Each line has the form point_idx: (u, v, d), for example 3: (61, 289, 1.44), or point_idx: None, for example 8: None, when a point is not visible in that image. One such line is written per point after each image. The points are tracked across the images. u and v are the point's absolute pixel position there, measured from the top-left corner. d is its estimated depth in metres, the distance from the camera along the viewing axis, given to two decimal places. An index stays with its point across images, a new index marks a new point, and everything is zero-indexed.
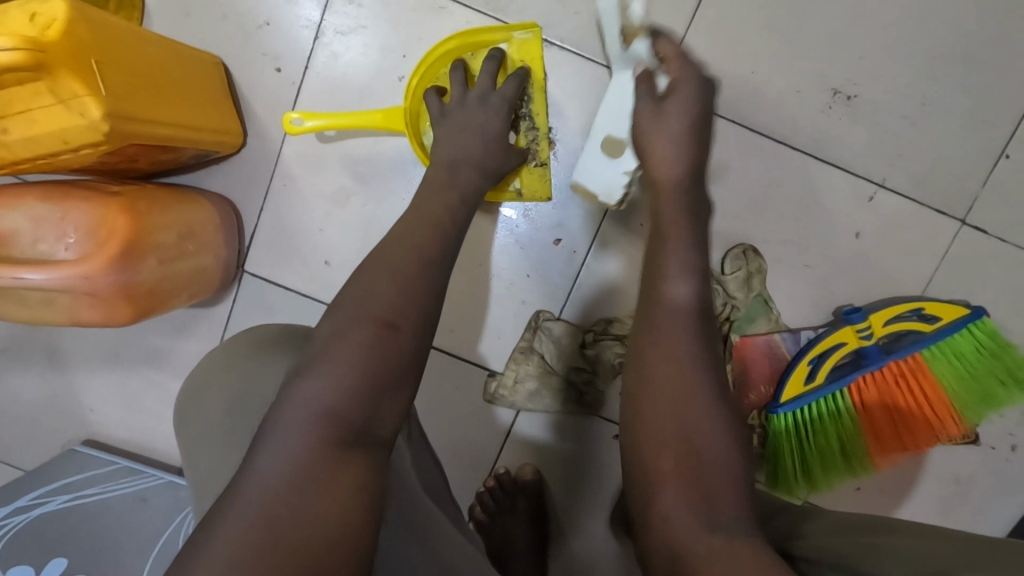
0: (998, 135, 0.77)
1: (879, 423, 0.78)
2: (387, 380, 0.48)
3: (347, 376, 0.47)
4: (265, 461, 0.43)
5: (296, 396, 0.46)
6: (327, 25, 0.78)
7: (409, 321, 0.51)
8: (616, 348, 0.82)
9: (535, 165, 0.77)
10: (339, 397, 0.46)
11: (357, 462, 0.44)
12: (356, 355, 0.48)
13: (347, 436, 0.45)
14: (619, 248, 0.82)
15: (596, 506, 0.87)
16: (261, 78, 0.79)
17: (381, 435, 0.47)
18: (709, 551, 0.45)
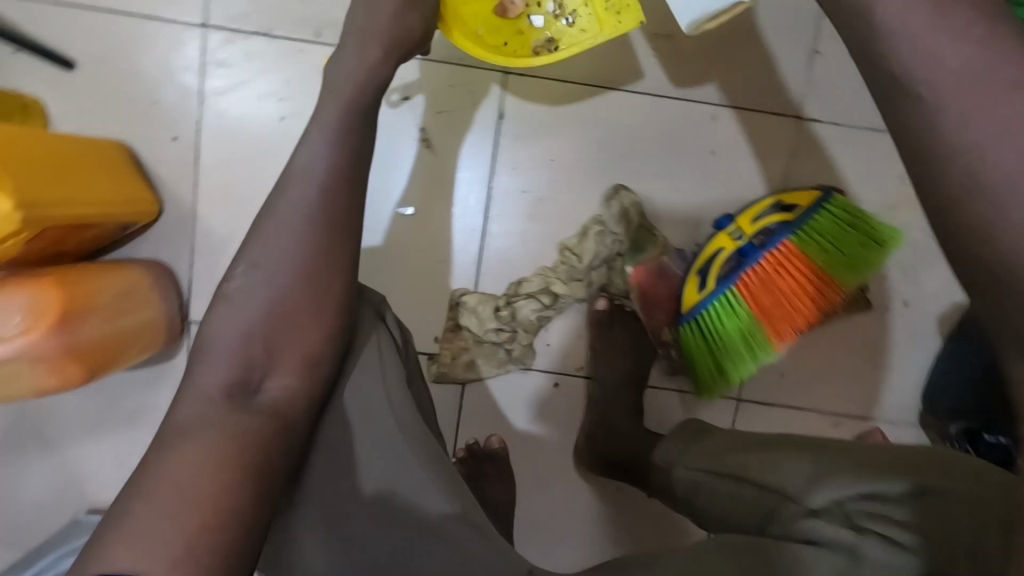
0: (806, 36, 0.87)
1: (771, 312, 0.84)
2: (264, 334, 0.56)
3: (227, 338, 0.55)
4: (183, 410, 0.53)
5: (207, 357, 0.55)
6: (207, 90, 0.88)
7: (262, 282, 0.56)
8: (531, 305, 0.90)
9: (567, 25, 0.81)
10: (220, 362, 0.55)
11: (234, 414, 0.52)
12: (232, 322, 0.56)
13: (231, 393, 0.54)
14: (511, 218, 0.91)
15: (555, 450, 0.96)
16: (163, 150, 0.89)
17: (267, 386, 0.55)
18: None
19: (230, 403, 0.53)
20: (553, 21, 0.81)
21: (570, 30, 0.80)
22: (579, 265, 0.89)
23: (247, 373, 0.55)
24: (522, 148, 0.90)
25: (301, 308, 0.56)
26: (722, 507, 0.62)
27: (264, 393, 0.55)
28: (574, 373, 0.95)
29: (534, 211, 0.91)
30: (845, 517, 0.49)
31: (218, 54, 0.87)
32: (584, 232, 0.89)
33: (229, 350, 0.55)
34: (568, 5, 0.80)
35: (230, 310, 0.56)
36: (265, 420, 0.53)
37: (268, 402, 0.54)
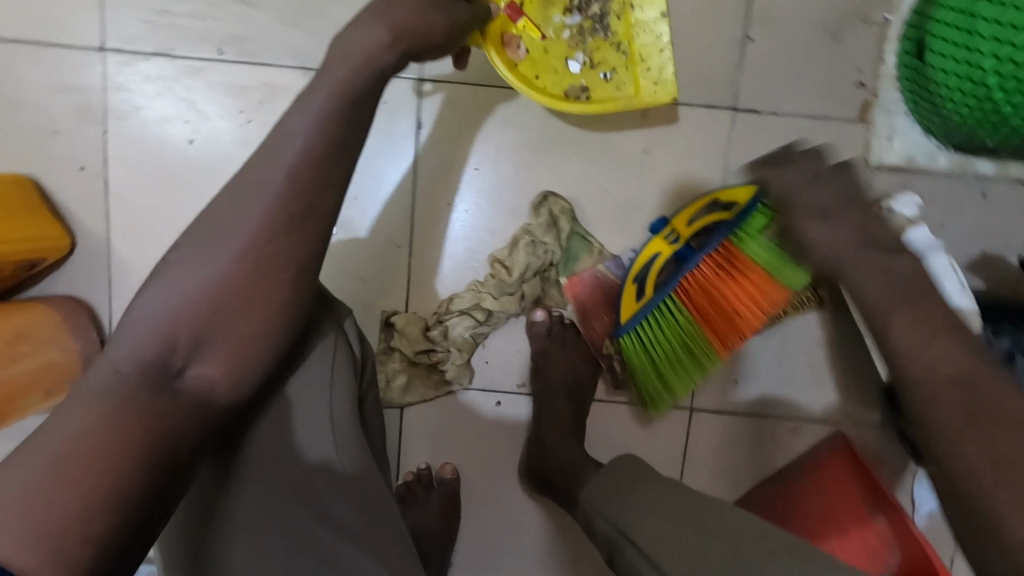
0: (736, 22, 0.81)
1: (711, 317, 0.80)
2: (205, 315, 0.50)
3: (166, 302, 0.49)
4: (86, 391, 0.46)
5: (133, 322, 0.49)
6: (109, 115, 0.83)
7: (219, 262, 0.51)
8: (464, 323, 0.86)
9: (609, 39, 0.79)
10: (148, 332, 0.48)
11: (155, 399, 0.47)
12: (175, 290, 0.50)
13: (148, 373, 0.47)
14: (435, 232, 0.86)
15: (502, 471, 0.92)
16: (68, 181, 0.85)
17: (194, 369, 0.49)
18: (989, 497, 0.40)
19: (153, 386, 0.47)
20: (587, 70, 0.80)
21: (606, 84, 0.79)
22: (509, 278, 0.84)
23: (169, 353, 0.49)
24: (444, 155, 0.84)
25: (252, 293, 0.51)
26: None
27: (185, 379, 0.49)
28: (517, 390, 0.90)
29: (460, 223, 0.86)
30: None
31: (119, 77, 0.83)
32: (514, 243, 0.84)
33: (157, 323, 0.49)
34: (613, 36, 0.79)
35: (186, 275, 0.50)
36: (196, 413, 0.49)
37: (192, 393, 0.49)
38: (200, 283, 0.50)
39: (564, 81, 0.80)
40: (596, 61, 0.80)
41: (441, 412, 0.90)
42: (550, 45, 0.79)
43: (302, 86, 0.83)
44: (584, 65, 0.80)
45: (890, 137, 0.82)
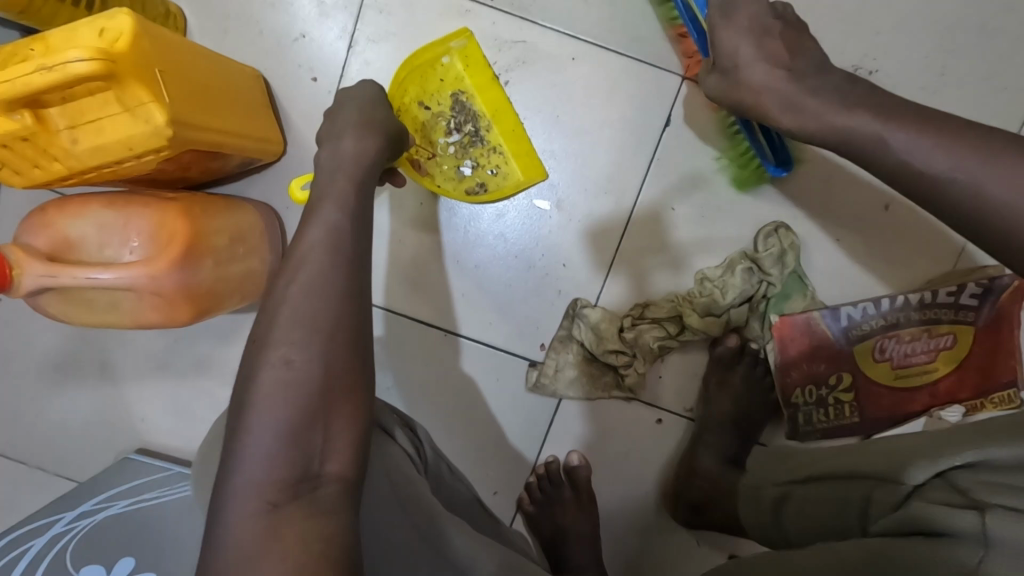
0: (1022, 101, 0.79)
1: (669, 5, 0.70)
2: (306, 416, 0.47)
3: (262, 422, 0.46)
4: (234, 536, 0.43)
5: (244, 454, 0.45)
6: (359, 34, 0.81)
7: (311, 353, 0.49)
8: (655, 332, 0.82)
9: (488, 193, 0.83)
10: (265, 455, 0.45)
11: (301, 511, 0.43)
12: (277, 402, 0.47)
13: (287, 487, 0.44)
14: (649, 234, 0.84)
15: (642, 491, 0.88)
16: (299, 88, 0.82)
17: (327, 471, 0.46)
18: None
19: (291, 499, 0.44)
20: (475, 171, 0.83)
21: (495, 177, 0.83)
22: (721, 300, 0.81)
23: (294, 465, 0.45)
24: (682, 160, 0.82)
25: (344, 376, 0.49)
26: (811, 522, 0.57)
27: (323, 483, 0.45)
28: (680, 413, 0.87)
29: (676, 232, 0.83)
30: (950, 491, 0.44)
31: None
32: (730, 266, 0.82)
33: (268, 449, 0.45)
34: (486, 164, 0.83)
35: (273, 381, 0.47)
36: (342, 507, 0.44)
37: (333, 493, 0.45)
38: (287, 390, 0.47)
39: (462, 186, 0.83)
40: (482, 160, 0.83)
41: (598, 415, 0.87)
42: (438, 161, 0.83)
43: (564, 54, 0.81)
44: (474, 169, 0.83)
45: None
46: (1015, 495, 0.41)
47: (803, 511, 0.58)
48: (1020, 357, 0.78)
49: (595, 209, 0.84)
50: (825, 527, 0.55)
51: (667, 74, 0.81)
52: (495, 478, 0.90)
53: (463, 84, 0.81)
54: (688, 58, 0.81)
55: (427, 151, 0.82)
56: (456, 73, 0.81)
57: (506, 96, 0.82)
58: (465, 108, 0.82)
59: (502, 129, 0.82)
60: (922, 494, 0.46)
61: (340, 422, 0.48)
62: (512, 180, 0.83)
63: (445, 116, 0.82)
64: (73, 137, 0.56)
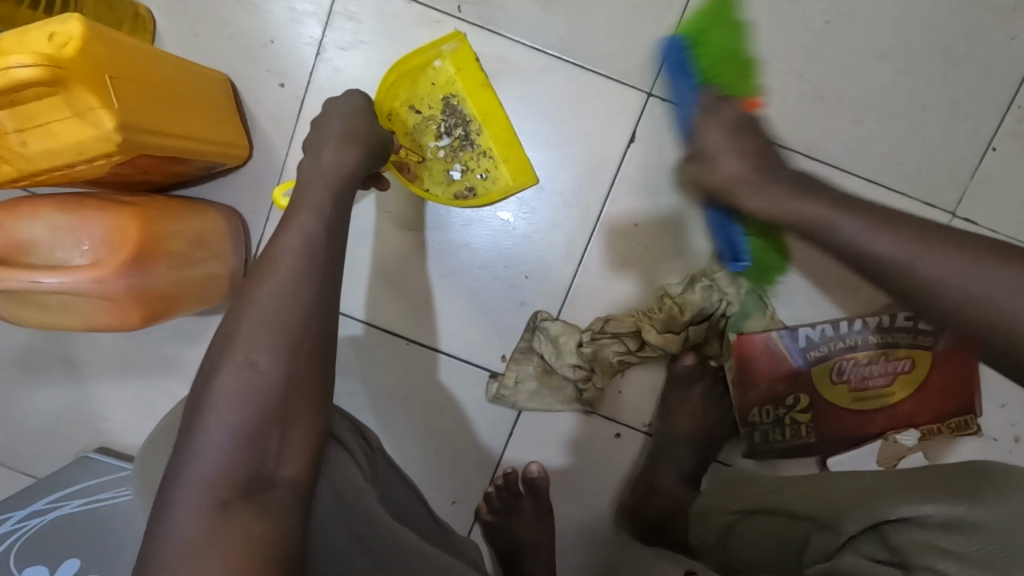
0: (985, 128, 0.79)
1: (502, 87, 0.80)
2: (264, 421, 0.47)
3: (217, 423, 0.46)
4: (179, 537, 0.42)
5: (195, 455, 0.45)
6: (329, 41, 0.82)
7: (278, 360, 0.49)
8: (615, 347, 0.83)
9: (477, 197, 0.83)
10: (216, 458, 0.45)
11: (252, 514, 0.44)
12: (236, 405, 0.47)
13: (237, 490, 0.45)
14: (611, 248, 0.84)
15: (601, 505, 0.88)
16: (267, 93, 0.82)
17: (282, 472, 0.47)
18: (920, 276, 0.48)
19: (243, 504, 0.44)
20: (464, 176, 0.83)
21: (484, 182, 0.83)
22: (680, 318, 0.81)
23: (247, 470, 0.46)
24: (648, 176, 0.83)
25: (304, 385, 0.50)
26: (758, 551, 0.57)
27: (275, 490, 0.46)
28: (638, 428, 0.87)
29: (648, 242, 0.83)
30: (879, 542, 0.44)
31: (348, 6, 0.81)
32: (690, 282, 0.82)
33: (223, 451, 0.45)
34: (476, 168, 0.83)
35: (232, 385, 0.47)
36: (293, 515, 0.45)
37: (286, 495, 0.46)
38: (246, 395, 0.47)
39: (451, 191, 0.83)
40: (469, 163, 0.83)
41: (558, 428, 0.88)
42: (428, 165, 0.83)
43: (533, 67, 0.81)
44: (463, 173, 0.83)
45: None
46: (944, 552, 0.40)
47: (750, 546, 0.58)
48: (973, 383, 0.80)
49: (559, 222, 0.84)
50: (771, 563, 0.55)
51: (634, 90, 0.81)
52: (454, 487, 0.90)
53: (454, 87, 0.82)
54: (655, 74, 0.81)
55: (416, 153, 0.82)
56: (447, 77, 0.82)
57: (496, 100, 0.82)
58: (455, 111, 0.82)
59: (492, 135, 0.82)
60: (859, 545, 0.45)
61: (296, 428, 0.49)
62: (502, 183, 0.83)
63: (434, 119, 0.82)
64: (21, 140, 0.56)
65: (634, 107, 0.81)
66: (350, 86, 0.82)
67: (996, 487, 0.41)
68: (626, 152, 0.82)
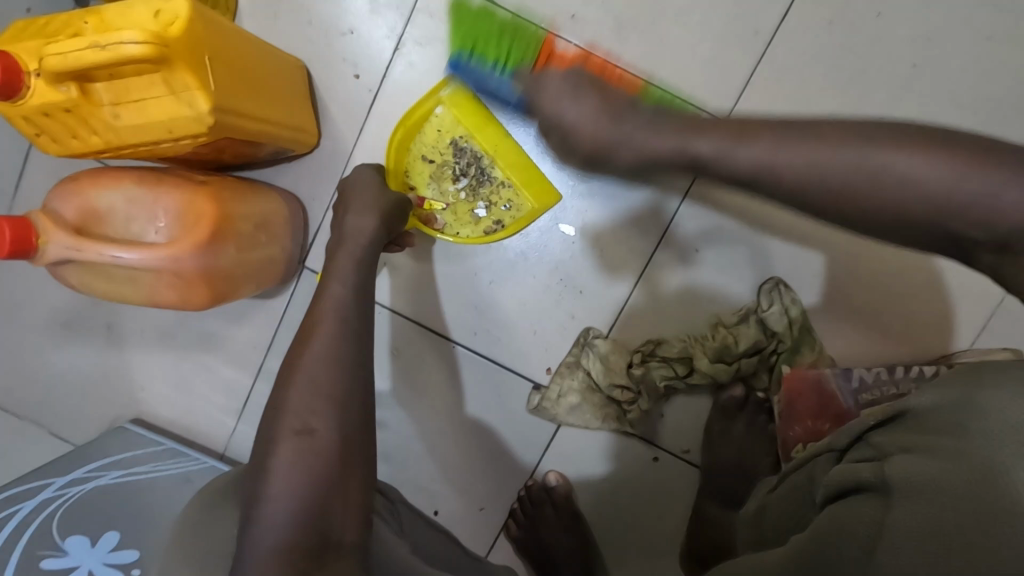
0: None
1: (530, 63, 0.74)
2: (322, 486, 0.46)
3: (277, 485, 0.46)
4: None
5: (258, 520, 0.44)
6: (407, 37, 0.81)
7: (332, 422, 0.49)
8: (663, 371, 0.82)
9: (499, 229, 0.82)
10: (280, 521, 0.44)
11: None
12: (294, 470, 0.46)
13: (303, 553, 0.43)
14: (670, 273, 0.83)
15: (630, 528, 0.88)
16: (339, 83, 0.82)
17: (346, 538, 0.45)
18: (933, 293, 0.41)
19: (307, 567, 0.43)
20: (490, 212, 0.82)
21: (511, 215, 0.82)
22: (733, 348, 0.81)
23: (312, 533, 0.45)
24: (716, 202, 0.82)
25: (358, 448, 0.49)
26: (782, 527, 0.51)
27: (339, 549, 0.44)
28: (676, 454, 0.86)
29: (713, 270, 0.82)
30: (870, 459, 0.42)
31: (430, 4, 0.80)
32: (745, 314, 0.81)
33: (286, 518, 0.45)
34: (499, 200, 0.82)
35: (286, 450, 0.47)
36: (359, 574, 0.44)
37: (356, 555, 0.45)
38: (294, 466, 0.47)
39: (479, 228, 0.82)
40: (493, 198, 0.82)
41: (595, 445, 0.87)
42: (454, 210, 0.83)
43: None
44: (488, 210, 0.82)
45: None
46: (922, 459, 0.38)
47: (776, 521, 0.52)
48: None
49: (619, 240, 0.83)
50: (794, 523, 0.49)
51: (710, 116, 0.80)
52: (483, 493, 0.89)
53: (463, 128, 0.80)
54: (732, 102, 0.80)
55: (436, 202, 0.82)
56: (450, 121, 0.80)
57: (506, 135, 0.80)
58: (468, 151, 0.81)
59: (508, 164, 0.81)
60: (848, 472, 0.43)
61: (355, 485, 0.48)
62: (526, 211, 0.81)
63: (445, 164, 0.82)
64: (115, 113, 0.55)
65: None
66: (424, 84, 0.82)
67: (971, 389, 0.38)
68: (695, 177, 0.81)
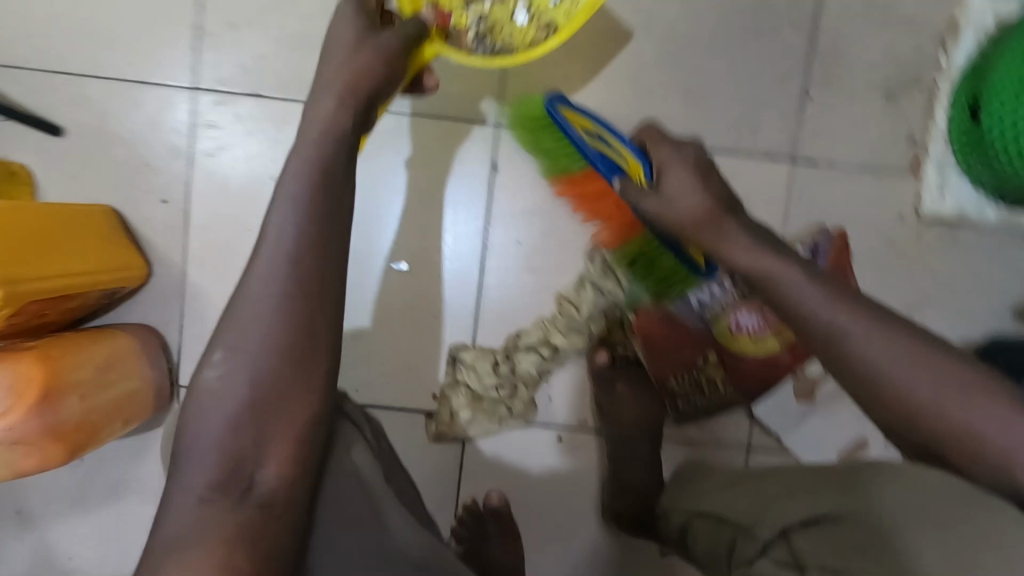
0: (797, 80, 0.87)
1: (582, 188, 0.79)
2: (241, 421, 0.47)
3: (191, 432, 0.47)
4: (170, 520, 0.45)
5: (187, 453, 0.47)
6: (196, 150, 0.87)
7: (241, 359, 0.47)
8: (530, 358, 0.89)
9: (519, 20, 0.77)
10: (205, 454, 0.46)
11: (235, 518, 0.45)
12: (217, 407, 0.47)
13: (222, 487, 0.46)
14: (506, 270, 0.89)
15: (563, 508, 0.92)
16: (151, 212, 0.88)
17: (262, 479, 0.46)
18: (929, 363, 0.48)
19: (222, 503, 0.45)
20: (529, 25, 0.77)
21: (531, 29, 0.77)
22: (578, 316, 0.88)
23: (235, 466, 0.46)
24: (520, 196, 0.88)
25: (287, 394, 0.47)
26: (706, 554, 0.62)
27: (256, 490, 0.46)
28: (576, 427, 0.91)
29: (541, 255, 0.89)
30: (790, 552, 0.49)
31: (208, 114, 0.87)
32: (581, 282, 0.88)
33: (210, 450, 0.46)
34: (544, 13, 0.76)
35: (211, 388, 0.47)
36: (266, 517, 0.45)
37: (263, 498, 0.46)
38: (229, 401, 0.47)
39: (522, 32, 0.77)
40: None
41: (502, 447, 0.91)
42: (491, 11, 0.77)
43: (388, 126, 0.87)
44: (530, 15, 0.77)
45: (939, 190, 0.87)
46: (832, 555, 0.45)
47: (696, 541, 0.65)
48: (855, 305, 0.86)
49: (451, 258, 0.89)
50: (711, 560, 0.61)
51: (482, 124, 0.87)
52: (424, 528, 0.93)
53: None
54: (498, 105, 0.87)
55: (467, 18, 0.77)
56: None
57: None
58: None
59: None
60: (775, 549, 0.50)
61: (278, 430, 0.47)
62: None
63: None
64: None
65: (486, 140, 0.87)
66: (226, 186, 0.88)
67: (906, 483, 0.45)
68: (493, 183, 0.88)
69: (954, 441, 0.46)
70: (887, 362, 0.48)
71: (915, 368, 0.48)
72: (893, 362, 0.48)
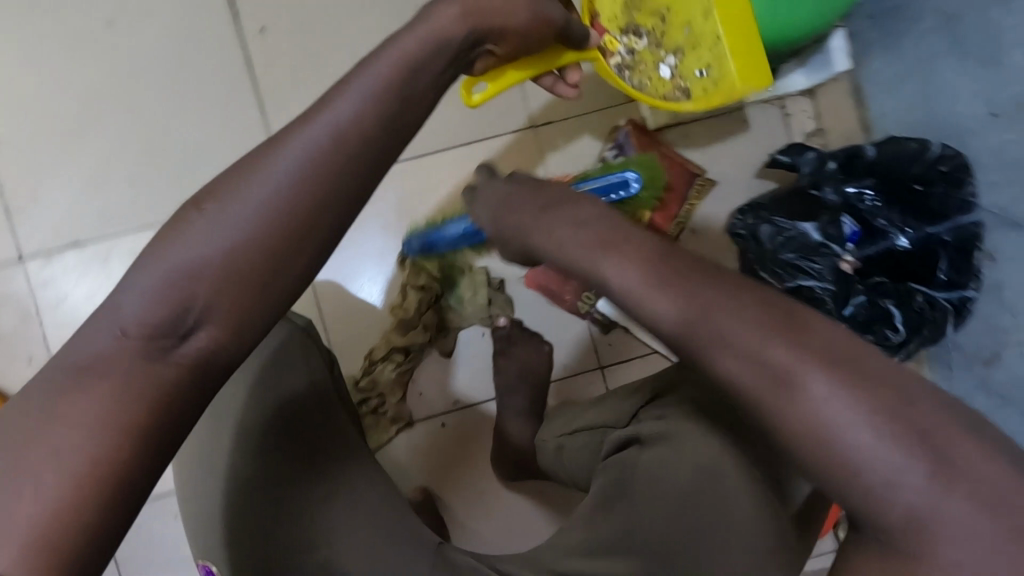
0: None
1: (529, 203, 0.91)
2: (221, 248, 0.46)
3: (219, 249, 0.45)
4: (80, 364, 0.44)
5: (170, 260, 0.45)
6: (41, 309, 0.99)
7: (260, 175, 0.47)
8: (389, 368, 1.00)
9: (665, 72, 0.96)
10: (170, 286, 0.45)
11: (186, 359, 0.45)
12: (234, 218, 0.46)
13: (154, 340, 0.44)
14: (339, 305, 1.02)
15: (471, 480, 1.04)
16: (21, 374, 0.98)
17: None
18: (729, 321, 0.41)
19: (154, 353, 0.44)
20: (677, 71, 0.95)
21: (664, 79, 0.96)
22: (409, 317, 0.99)
23: (181, 313, 0.45)
24: None
25: (293, 210, 0.47)
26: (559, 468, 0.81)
27: (188, 342, 0.45)
28: (452, 407, 1.04)
29: (364, 279, 1.03)
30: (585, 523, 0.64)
31: (40, 275, 0.99)
32: (404, 289, 1.00)
33: (138, 303, 0.45)
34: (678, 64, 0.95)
35: (199, 225, 0.46)
36: (192, 371, 0.45)
37: (191, 354, 0.45)
38: (187, 243, 0.46)
39: (667, 88, 0.95)
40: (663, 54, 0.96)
41: (399, 449, 1.04)
42: (637, 55, 0.96)
43: None
44: (674, 65, 0.96)
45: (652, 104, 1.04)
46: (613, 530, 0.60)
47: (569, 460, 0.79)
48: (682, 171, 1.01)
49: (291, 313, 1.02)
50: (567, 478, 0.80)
51: None
52: None
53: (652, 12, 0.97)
54: None
55: (618, 45, 0.95)
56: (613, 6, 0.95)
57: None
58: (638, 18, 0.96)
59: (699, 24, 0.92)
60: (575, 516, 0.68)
61: (224, 290, 0.45)
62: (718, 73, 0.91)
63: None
64: None
65: None
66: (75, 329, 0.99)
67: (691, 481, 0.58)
68: None
69: (821, 439, 0.39)
70: (780, 367, 0.40)
71: (761, 379, 0.40)
72: (735, 362, 0.41)
